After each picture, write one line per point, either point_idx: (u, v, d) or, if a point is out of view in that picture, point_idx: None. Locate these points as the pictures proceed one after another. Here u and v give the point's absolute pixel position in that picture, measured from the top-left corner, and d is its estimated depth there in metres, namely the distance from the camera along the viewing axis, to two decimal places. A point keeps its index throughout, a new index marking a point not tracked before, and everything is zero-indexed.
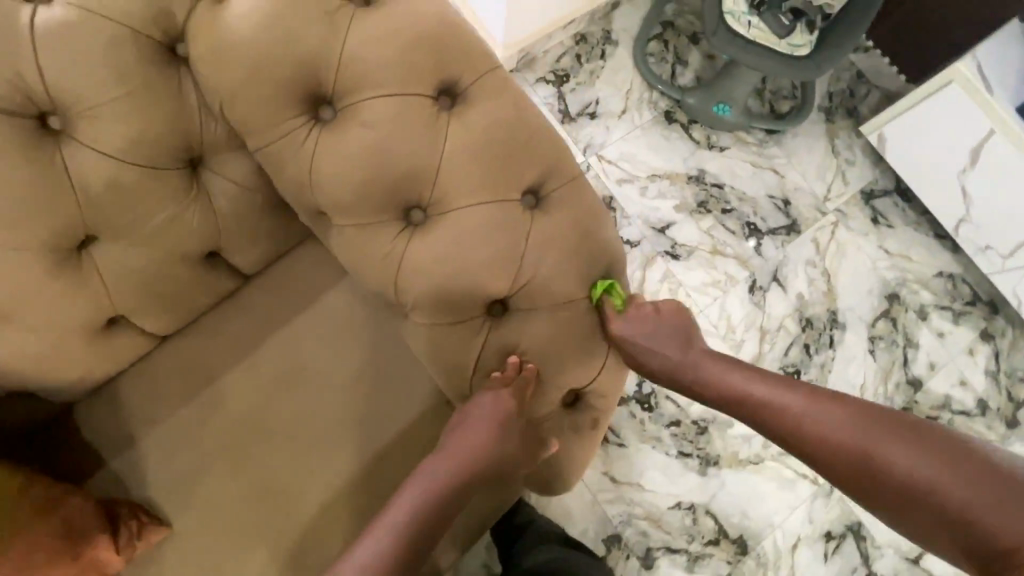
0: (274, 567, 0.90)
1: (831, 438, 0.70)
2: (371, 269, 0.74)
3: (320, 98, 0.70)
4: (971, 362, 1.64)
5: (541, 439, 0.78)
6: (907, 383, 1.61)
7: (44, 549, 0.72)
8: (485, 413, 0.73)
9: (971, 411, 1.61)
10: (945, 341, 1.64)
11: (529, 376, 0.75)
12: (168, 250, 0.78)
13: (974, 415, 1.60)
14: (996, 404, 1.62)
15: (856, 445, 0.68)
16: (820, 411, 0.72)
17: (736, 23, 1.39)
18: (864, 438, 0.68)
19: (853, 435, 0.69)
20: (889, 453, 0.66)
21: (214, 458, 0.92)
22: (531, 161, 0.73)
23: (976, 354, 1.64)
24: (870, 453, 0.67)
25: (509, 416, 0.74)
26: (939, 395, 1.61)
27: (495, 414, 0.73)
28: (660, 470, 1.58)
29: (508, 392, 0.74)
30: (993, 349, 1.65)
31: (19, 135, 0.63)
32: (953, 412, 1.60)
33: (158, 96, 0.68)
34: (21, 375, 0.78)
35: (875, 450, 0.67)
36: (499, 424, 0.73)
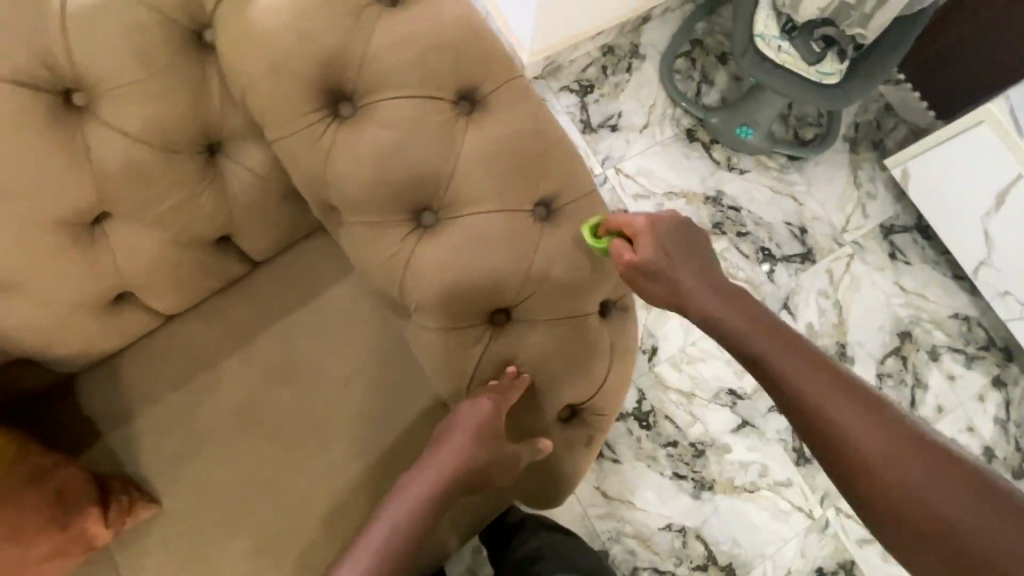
0: (258, 554, 0.90)
1: (841, 428, 0.63)
2: (377, 268, 0.74)
3: (341, 95, 0.70)
4: (981, 409, 1.60)
5: (533, 446, 0.75)
6: None
7: (35, 516, 0.73)
8: (466, 423, 0.72)
9: (977, 458, 1.57)
10: (955, 384, 1.61)
11: (515, 384, 0.74)
12: (181, 231, 0.79)
13: (980, 463, 1.57)
14: (1003, 452, 1.58)
15: (865, 441, 0.62)
16: (838, 401, 0.64)
17: (766, 47, 1.38)
18: (875, 434, 0.61)
19: (867, 430, 0.62)
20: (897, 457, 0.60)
21: (208, 440, 0.92)
22: (546, 173, 0.73)
23: (987, 401, 1.61)
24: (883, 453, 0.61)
25: (493, 425, 0.72)
26: None
27: (476, 422, 0.72)
28: (654, 489, 1.56)
29: (489, 400, 0.73)
30: (1004, 397, 1.61)
31: (41, 108, 0.64)
32: None
33: (181, 81, 0.68)
34: (28, 343, 0.78)
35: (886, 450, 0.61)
36: (482, 433, 0.72)
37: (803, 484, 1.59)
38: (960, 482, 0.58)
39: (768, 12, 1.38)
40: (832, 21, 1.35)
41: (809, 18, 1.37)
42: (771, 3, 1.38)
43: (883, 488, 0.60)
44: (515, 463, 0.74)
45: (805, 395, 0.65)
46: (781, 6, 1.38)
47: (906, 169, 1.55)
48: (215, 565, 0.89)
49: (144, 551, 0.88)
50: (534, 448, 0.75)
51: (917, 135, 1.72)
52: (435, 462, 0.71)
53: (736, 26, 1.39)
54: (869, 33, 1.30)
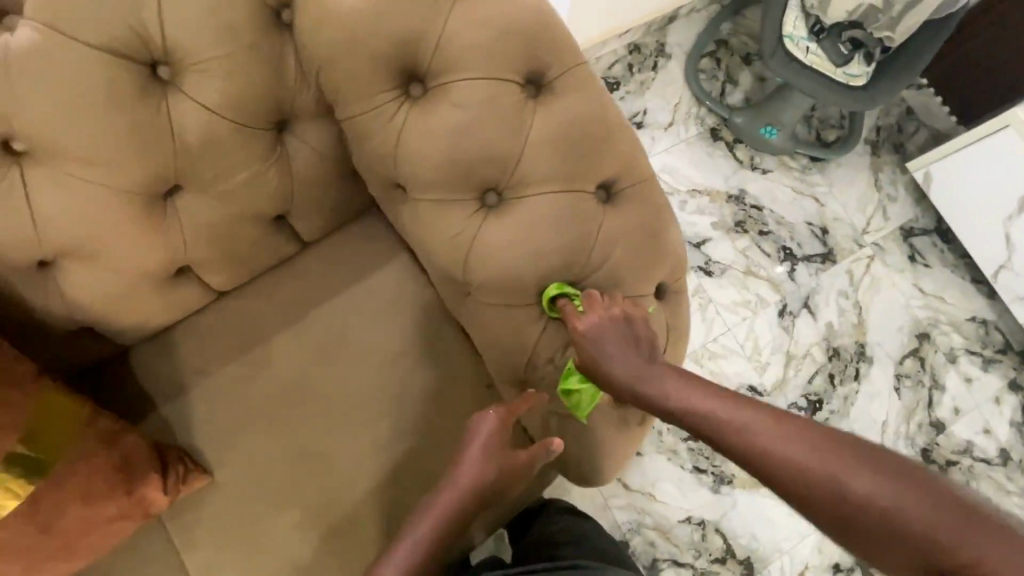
0: (308, 527, 0.92)
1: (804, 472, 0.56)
2: (443, 246, 0.76)
3: (414, 75, 0.73)
4: (997, 411, 1.62)
5: (543, 444, 0.79)
6: (929, 425, 1.59)
7: (104, 479, 0.74)
8: (477, 438, 0.78)
9: (992, 460, 1.58)
10: (972, 386, 1.63)
11: (516, 402, 0.78)
12: (246, 207, 0.81)
13: (995, 465, 1.58)
14: (1019, 455, 1.59)
15: (835, 483, 0.54)
16: (790, 439, 0.58)
17: (794, 47, 1.38)
18: (836, 466, 0.55)
19: (834, 463, 0.55)
20: (871, 487, 0.53)
21: (259, 414, 0.94)
22: (607, 158, 0.75)
23: (1003, 404, 1.62)
24: (858, 485, 0.54)
25: (502, 440, 0.79)
26: (961, 440, 1.59)
27: (484, 438, 0.78)
28: (674, 483, 1.57)
29: (494, 415, 0.78)
30: (1019, 400, 1.63)
31: (131, 80, 0.65)
32: (974, 459, 1.58)
33: (262, 58, 0.70)
34: (95, 313, 0.80)
35: (859, 484, 0.53)
36: (493, 446, 0.78)
37: None
38: (926, 503, 0.51)
39: (798, 13, 1.40)
40: (861, 23, 1.37)
41: (837, 19, 1.39)
42: (801, 5, 1.40)
43: (878, 535, 0.52)
44: (528, 465, 0.80)
45: (758, 443, 0.59)
46: (809, 7, 1.40)
47: (928, 172, 1.57)
48: (264, 536, 0.91)
49: (197, 519, 0.90)
50: (545, 447, 0.79)
51: (938, 139, 1.73)
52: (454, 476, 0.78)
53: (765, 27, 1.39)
54: (896, 37, 1.31)
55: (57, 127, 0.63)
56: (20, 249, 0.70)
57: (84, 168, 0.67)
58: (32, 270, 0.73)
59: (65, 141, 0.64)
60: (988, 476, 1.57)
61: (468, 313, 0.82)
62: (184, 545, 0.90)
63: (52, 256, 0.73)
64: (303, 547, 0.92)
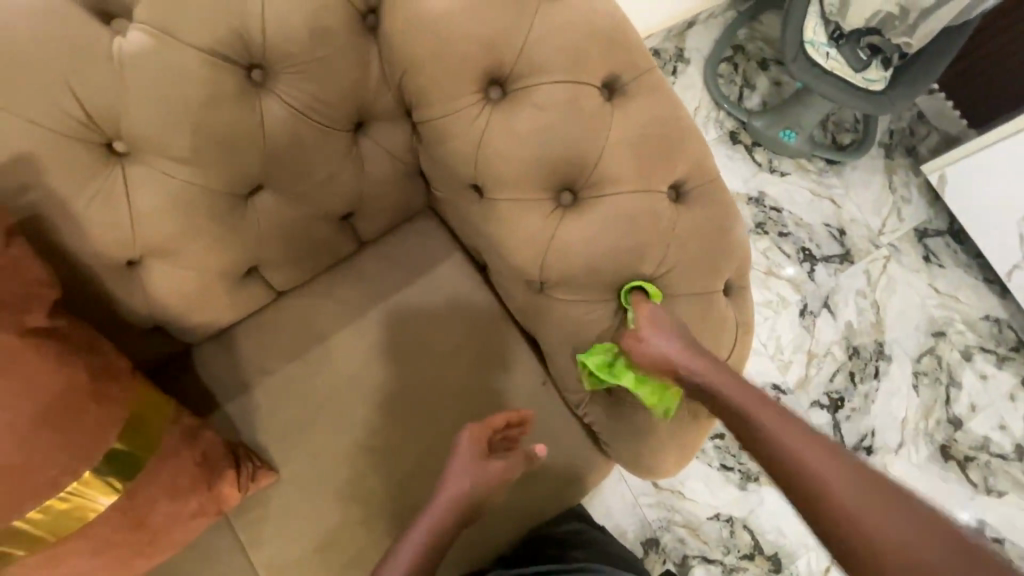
0: (367, 526, 0.91)
1: (756, 422, 0.71)
2: (522, 244, 0.79)
3: (494, 78, 0.75)
4: (1012, 407, 1.57)
5: (528, 455, 0.88)
6: (947, 421, 1.55)
7: (187, 475, 0.74)
8: (459, 452, 0.83)
9: (1008, 456, 1.54)
10: (987, 384, 1.59)
11: (494, 419, 0.86)
12: (319, 208, 0.83)
13: (1010, 461, 1.53)
14: None
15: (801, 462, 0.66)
16: (780, 426, 0.70)
17: (816, 53, 1.38)
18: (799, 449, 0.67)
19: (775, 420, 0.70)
20: (804, 454, 0.66)
21: (319, 413, 0.93)
22: (679, 158, 0.77)
23: (1018, 400, 1.58)
24: (794, 445, 0.68)
25: (484, 452, 0.84)
26: (978, 436, 1.55)
27: (467, 454, 0.83)
28: (702, 480, 1.48)
29: (469, 432, 0.84)
30: None
31: (231, 84, 0.67)
32: (990, 455, 1.53)
33: (351, 62, 0.72)
34: (171, 310, 0.81)
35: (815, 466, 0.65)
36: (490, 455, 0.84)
37: None
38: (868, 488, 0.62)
39: (817, 19, 1.39)
40: (879, 30, 1.35)
41: (855, 26, 1.37)
42: (820, 12, 1.39)
43: (823, 507, 0.63)
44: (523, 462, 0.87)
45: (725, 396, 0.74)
46: (830, 14, 1.39)
47: (943, 175, 1.61)
48: (328, 534, 0.90)
49: (263, 518, 0.89)
50: (527, 454, 0.88)
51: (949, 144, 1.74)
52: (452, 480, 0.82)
53: (787, 31, 1.37)
54: (915, 43, 1.30)
55: (161, 129, 0.65)
56: (110, 247, 0.71)
57: (179, 167, 0.69)
58: (120, 268, 0.74)
59: (166, 142, 0.66)
60: (1004, 473, 1.52)
61: (541, 309, 0.84)
62: (251, 543, 0.89)
63: (139, 255, 0.74)
64: (363, 545, 0.90)
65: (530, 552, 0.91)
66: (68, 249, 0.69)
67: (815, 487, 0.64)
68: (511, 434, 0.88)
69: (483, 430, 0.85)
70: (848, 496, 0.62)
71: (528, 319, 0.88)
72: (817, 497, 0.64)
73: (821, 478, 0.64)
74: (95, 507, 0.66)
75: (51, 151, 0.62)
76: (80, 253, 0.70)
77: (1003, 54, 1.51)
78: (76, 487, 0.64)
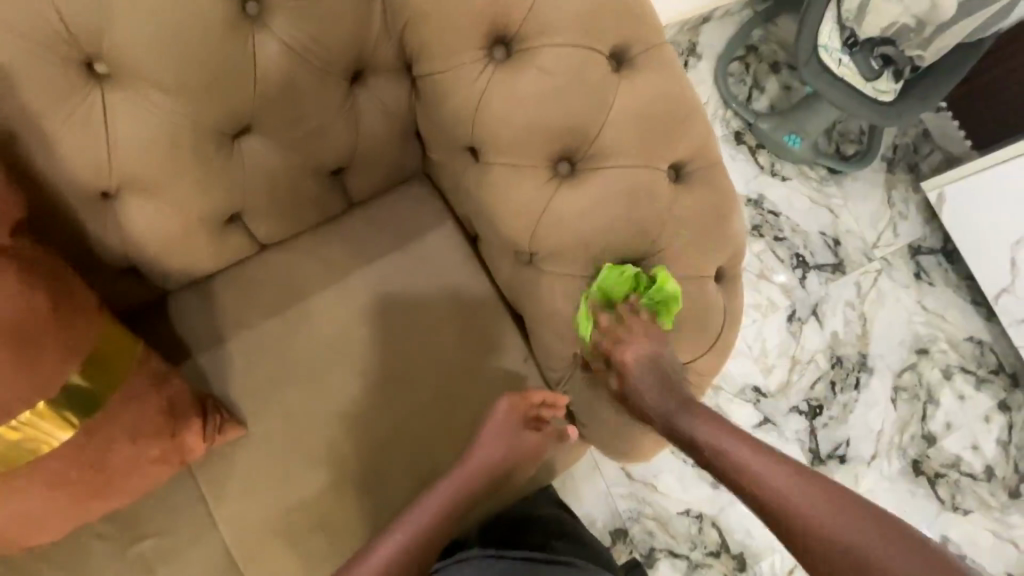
0: (332, 489, 0.89)
1: (743, 467, 0.68)
2: (513, 213, 0.77)
3: (500, 38, 0.73)
4: (986, 429, 1.59)
5: (558, 435, 0.91)
6: (921, 437, 1.56)
7: (150, 420, 0.72)
8: None
9: (977, 475, 1.55)
10: (964, 404, 1.60)
11: (532, 394, 0.86)
12: (309, 158, 0.80)
13: (979, 480, 1.55)
14: (1002, 472, 1.56)
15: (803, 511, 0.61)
16: (769, 476, 0.65)
17: (829, 59, 1.35)
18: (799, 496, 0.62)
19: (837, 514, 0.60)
20: (801, 500, 0.62)
21: (292, 371, 0.91)
22: (682, 138, 0.75)
23: (991, 422, 1.59)
24: (839, 529, 0.59)
25: (519, 423, 0.86)
26: (950, 455, 1.56)
27: None
28: (675, 475, 1.48)
29: (507, 404, 0.85)
30: (1007, 421, 1.60)
31: (226, 15, 0.64)
32: (960, 474, 1.55)
33: (352, 5, 0.70)
34: (147, 250, 0.78)
35: (802, 499, 0.62)
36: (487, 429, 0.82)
37: None
38: (867, 527, 0.58)
39: (832, 24, 1.34)
40: (893, 41, 1.31)
41: (869, 35, 1.32)
42: (837, 16, 1.34)
43: (826, 554, 0.58)
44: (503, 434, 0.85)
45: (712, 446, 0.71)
46: (844, 19, 1.34)
47: (942, 193, 1.61)
48: (293, 494, 0.88)
49: (227, 473, 0.88)
50: (557, 433, 0.90)
51: (951, 163, 1.74)
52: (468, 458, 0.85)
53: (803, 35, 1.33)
54: (928, 56, 1.27)
55: (147, 53, 0.62)
56: (86, 174, 0.68)
57: (164, 98, 0.66)
58: (95, 200, 0.71)
59: (150, 69, 0.63)
60: (972, 492, 1.54)
61: (529, 282, 0.82)
62: (213, 497, 0.87)
63: (116, 188, 0.71)
64: (326, 508, 0.89)
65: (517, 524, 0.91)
66: (39, 172, 0.66)
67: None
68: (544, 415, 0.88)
69: (518, 404, 0.86)
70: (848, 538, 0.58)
71: (515, 293, 0.86)
72: (819, 540, 0.59)
73: (813, 521, 0.60)
74: (51, 442, 0.64)
75: (29, 65, 0.59)
76: (52, 177, 0.67)
77: (1013, 74, 1.50)
78: (29, 417, 0.62)
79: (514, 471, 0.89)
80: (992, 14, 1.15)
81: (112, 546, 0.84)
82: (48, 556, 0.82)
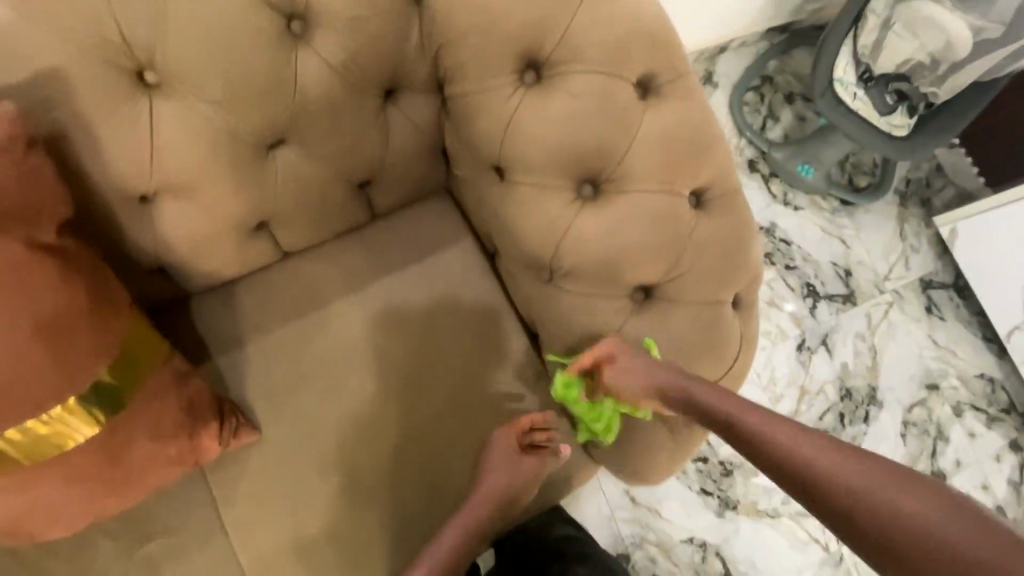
0: (342, 499, 0.89)
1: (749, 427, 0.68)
2: (535, 232, 0.79)
3: (531, 62, 0.75)
4: (996, 468, 1.56)
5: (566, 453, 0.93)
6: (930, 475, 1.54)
7: (170, 419, 0.73)
8: None
9: None
10: (975, 442, 1.58)
11: (522, 421, 0.89)
12: (338, 171, 0.82)
13: None
14: (1014, 514, 1.53)
15: (796, 454, 0.62)
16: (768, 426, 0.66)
17: (844, 92, 1.37)
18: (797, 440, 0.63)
19: (840, 461, 0.58)
20: (794, 443, 0.63)
21: (308, 378, 0.92)
22: (703, 166, 0.77)
23: (1002, 461, 1.57)
24: (830, 466, 0.58)
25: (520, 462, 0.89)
26: None
27: None
28: (679, 502, 1.46)
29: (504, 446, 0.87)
30: (1019, 461, 1.58)
31: (272, 32, 0.67)
32: None
33: (391, 26, 0.72)
34: (178, 253, 0.80)
35: (794, 443, 0.63)
36: None
37: None
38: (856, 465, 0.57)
39: (848, 59, 1.36)
40: (908, 77, 1.32)
41: (885, 70, 1.34)
42: (852, 51, 1.35)
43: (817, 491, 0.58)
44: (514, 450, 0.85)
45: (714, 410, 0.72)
46: (861, 54, 1.35)
47: (955, 229, 1.62)
48: (303, 501, 0.88)
49: (239, 478, 0.88)
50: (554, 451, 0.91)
51: (963, 199, 1.75)
52: (486, 475, 0.87)
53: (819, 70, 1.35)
54: (942, 93, 1.29)
55: (197, 65, 0.65)
56: (128, 178, 0.70)
57: (207, 108, 0.68)
58: (132, 203, 0.74)
59: (198, 81, 0.66)
60: None
61: (547, 301, 0.84)
62: (224, 502, 0.87)
63: (154, 192, 0.73)
64: (334, 518, 0.89)
65: (526, 550, 0.93)
66: (83, 173, 0.68)
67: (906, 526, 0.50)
68: (538, 439, 0.90)
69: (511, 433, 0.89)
70: (835, 471, 0.57)
71: (533, 310, 0.87)
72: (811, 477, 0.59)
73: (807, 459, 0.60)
74: (75, 436, 0.65)
75: (84, 72, 0.62)
76: (94, 179, 0.69)
77: None
78: (59, 412, 0.63)
79: (517, 495, 0.90)
80: (1005, 57, 1.19)
81: (121, 547, 0.84)
82: (59, 554, 0.82)
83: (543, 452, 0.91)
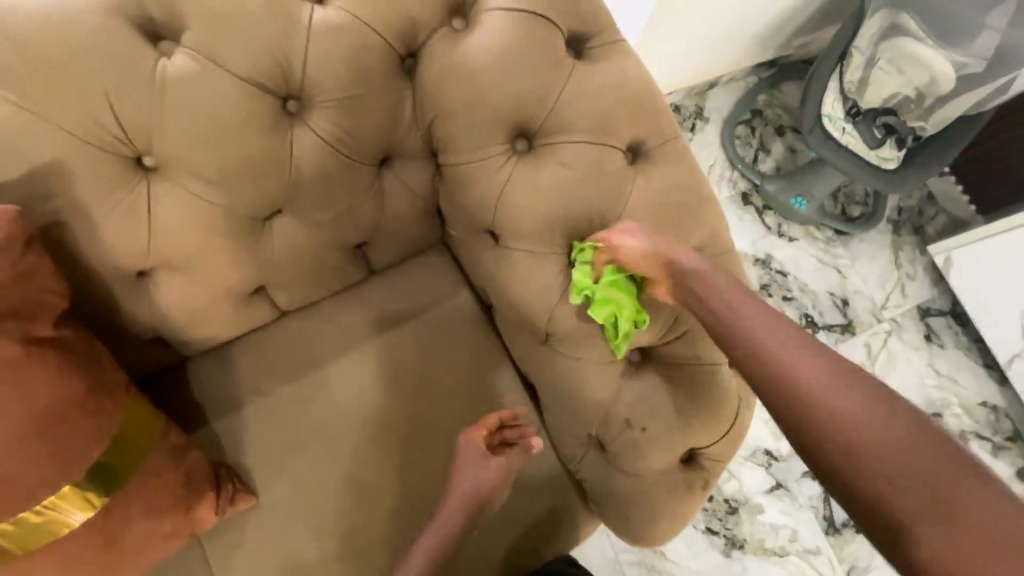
0: (339, 562, 0.88)
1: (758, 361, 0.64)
2: (530, 295, 0.80)
3: (522, 131, 0.77)
4: None
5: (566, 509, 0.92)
6: None
7: (166, 494, 0.72)
8: None
9: None
10: None
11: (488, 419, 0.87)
12: (334, 236, 0.83)
13: None
14: None
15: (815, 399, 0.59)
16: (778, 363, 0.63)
17: (832, 126, 1.35)
18: (809, 383, 0.60)
19: (861, 411, 0.57)
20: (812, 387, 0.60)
21: (305, 440, 0.91)
22: (695, 227, 0.78)
23: None
24: (851, 414, 0.57)
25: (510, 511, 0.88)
26: None
27: None
28: (685, 541, 1.43)
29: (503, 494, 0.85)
30: None
31: (267, 113, 0.69)
32: None
33: (384, 100, 0.74)
34: (174, 323, 0.80)
35: (815, 386, 0.60)
36: None
37: (831, 554, 1.47)
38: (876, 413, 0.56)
39: (836, 94, 1.35)
40: (894, 111, 1.34)
41: (872, 105, 1.35)
42: (839, 87, 1.35)
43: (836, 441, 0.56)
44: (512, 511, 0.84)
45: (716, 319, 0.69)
46: (848, 90, 1.35)
47: (950, 258, 1.63)
48: (300, 567, 0.87)
49: (235, 545, 0.86)
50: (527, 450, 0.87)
51: (957, 227, 1.76)
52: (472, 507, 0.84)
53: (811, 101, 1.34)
54: (930, 126, 1.30)
55: (194, 148, 0.67)
56: (124, 256, 0.71)
57: (203, 187, 0.70)
58: (130, 278, 0.74)
59: (195, 163, 0.68)
60: None
61: (544, 361, 0.84)
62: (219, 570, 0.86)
63: (150, 267, 0.74)
64: None
65: None
66: (79, 254, 0.69)
67: (926, 477, 0.51)
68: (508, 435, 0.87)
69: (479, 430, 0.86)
70: (860, 422, 0.56)
71: (530, 368, 0.87)
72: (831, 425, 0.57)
73: (828, 406, 0.58)
74: (69, 523, 0.65)
75: (82, 160, 0.63)
76: (91, 259, 0.70)
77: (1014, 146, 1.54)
78: (53, 500, 0.63)
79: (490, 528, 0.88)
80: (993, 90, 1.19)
81: None
82: None
83: (512, 450, 0.87)
